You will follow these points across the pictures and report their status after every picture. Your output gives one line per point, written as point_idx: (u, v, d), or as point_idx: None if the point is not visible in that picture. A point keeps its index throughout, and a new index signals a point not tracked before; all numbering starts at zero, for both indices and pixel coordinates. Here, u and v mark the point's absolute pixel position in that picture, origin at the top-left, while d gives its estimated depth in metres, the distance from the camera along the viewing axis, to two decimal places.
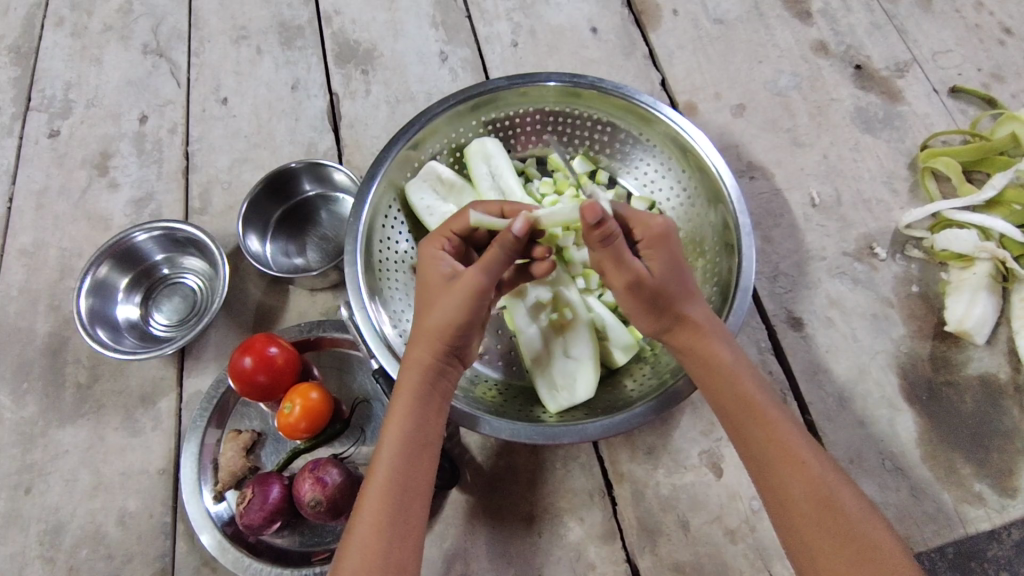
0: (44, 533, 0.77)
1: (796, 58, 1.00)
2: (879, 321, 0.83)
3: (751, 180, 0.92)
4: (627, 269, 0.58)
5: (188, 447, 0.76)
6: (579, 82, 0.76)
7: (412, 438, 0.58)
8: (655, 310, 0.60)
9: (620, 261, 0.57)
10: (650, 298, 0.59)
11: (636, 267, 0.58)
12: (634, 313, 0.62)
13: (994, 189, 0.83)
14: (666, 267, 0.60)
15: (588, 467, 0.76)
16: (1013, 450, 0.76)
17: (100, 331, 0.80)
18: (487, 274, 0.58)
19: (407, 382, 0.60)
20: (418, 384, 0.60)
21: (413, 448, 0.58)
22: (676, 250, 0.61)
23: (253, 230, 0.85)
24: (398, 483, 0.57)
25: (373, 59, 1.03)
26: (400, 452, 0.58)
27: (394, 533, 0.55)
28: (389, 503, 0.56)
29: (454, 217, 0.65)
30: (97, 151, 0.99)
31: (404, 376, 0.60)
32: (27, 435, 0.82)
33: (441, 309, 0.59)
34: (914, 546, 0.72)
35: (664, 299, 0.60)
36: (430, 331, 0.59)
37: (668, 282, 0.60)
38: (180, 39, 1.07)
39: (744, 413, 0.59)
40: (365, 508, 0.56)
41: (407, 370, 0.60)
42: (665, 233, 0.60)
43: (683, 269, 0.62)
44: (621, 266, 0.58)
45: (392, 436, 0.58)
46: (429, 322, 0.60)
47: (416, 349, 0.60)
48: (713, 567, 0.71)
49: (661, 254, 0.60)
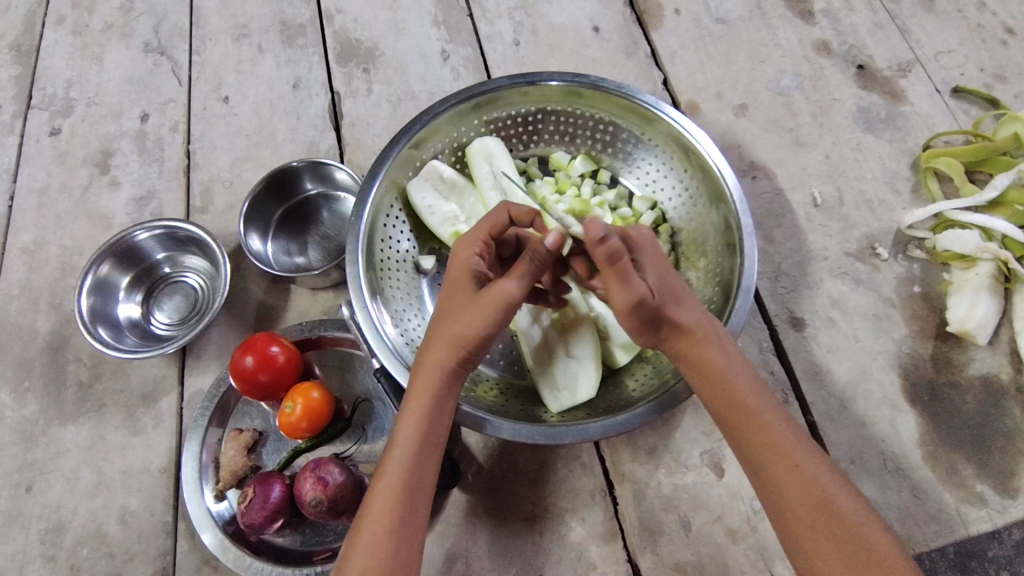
0: (44, 532, 0.77)
1: (799, 58, 1.00)
2: (881, 321, 0.83)
3: (753, 179, 0.92)
4: (631, 289, 0.56)
5: (189, 446, 0.76)
6: (580, 82, 0.76)
7: (425, 439, 0.58)
8: (652, 326, 0.59)
9: (625, 281, 0.56)
10: (648, 316, 0.58)
11: (640, 287, 0.56)
12: (633, 329, 0.60)
13: (997, 189, 0.83)
14: (660, 283, 0.59)
15: (589, 467, 0.76)
16: (1014, 451, 0.75)
17: (100, 329, 0.80)
18: (520, 287, 0.59)
19: (422, 385, 0.59)
20: (435, 387, 0.59)
21: (425, 450, 0.58)
22: (659, 262, 0.61)
23: (254, 229, 0.85)
24: (407, 483, 0.57)
25: (375, 58, 1.03)
26: (412, 453, 0.57)
27: (403, 533, 0.55)
28: (398, 503, 0.56)
29: (490, 215, 0.66)
30: (98, 150, 0.99)
31: (419, 377, 0.60)
32: (28, 433, 0.82)
33: (469, 316, 0.59)
34: (914, 547, 0.72)
35: (659, 316, 0.58)
36: (453, 336, 0.59)
37: (664, 297, 0.59)
38: (181, 38, 1.07)
39: (738, 417, 0.59)
40: (375, 507, 0.56)
41: (424, 371, 0.60)
42: (648, 242, 0.61)
43: (671, 276, 0.61)
44: (624, 286, 0.56)
45: (406, 436, 0.58)
46: (454, 327, 0.60)
47: (436, 352, 0.60)
48: (714, 568, 0.71)
49: (653, 269, 0.60)
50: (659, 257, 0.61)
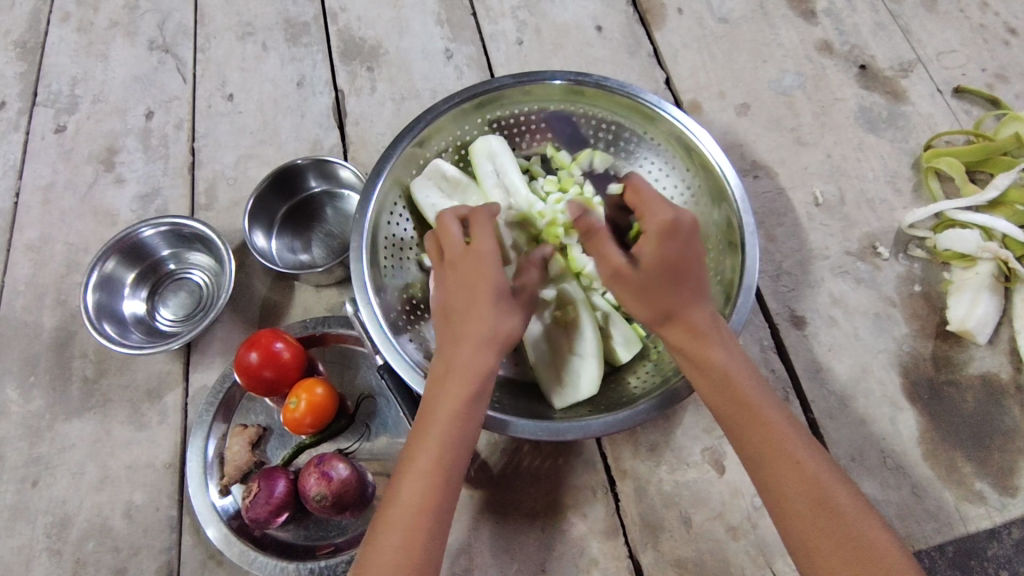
0: (51, 526, 0.78)
1: (801, 58, 1.01)
2: (881, 320, 0.83)
3: (754, 179, 0.92)
4: (613, 257, 0.62)
5: (194, 441, 0.77)
6: (583, 81, 0.76)
7: (462, 437, 0.59)
8: (646, 299, 0.61)
9: (608, 249, 0.63)
10: (637, 285, 0.61)
11: (616, 257, 0.62)
12: (629, 300, 0.63)
13: (997, 189, 0.84)
14: (665, 263, 0.59)
15: (591, 463, 0.77)
16: (1014, 449, 0.76)
17: (106, 325, 0.80)
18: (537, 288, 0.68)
19: (469, 382, 0.59)
20: (479, 386, 0.59)
21: (461, 450, 0.59)
22: (682, 246, 0.60)
23: (259, 226, 0.85)
24: (446, 484, 0.57)
25: (379, 56, 1.03)
26: (451, 451, 0.58)
27: (438, 528, 0.56)
28: (429, 490, 0.56)
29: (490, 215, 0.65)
30: (103, 147, 0.99)
31: (465, 373, 0.59)
32: (34, 428, 0.83)
33: (513, 315, 0.62)
34: (913, 544, 0.72)
35: (653, 292, 0.60)
36: (501, 333, 0.61)
37: (662, 277, 0.59)
38: (186, 36, 1.07)
39: (740, 415, 0.59)
40: (407, 500, 0.56)
41: (470, 369, 0.59)
42: (671, 230, 0.59)
43: (692, 264, 0.60)
44: (605, 255, 0.63)
45: (445, 433, 0.58)
46: (499, 326, 0.61)
47: (481, 350, 0.60)
48: (715, 564, 0.72)
49: (663, 252, 0.59)
50: (686, 233, 0.60)
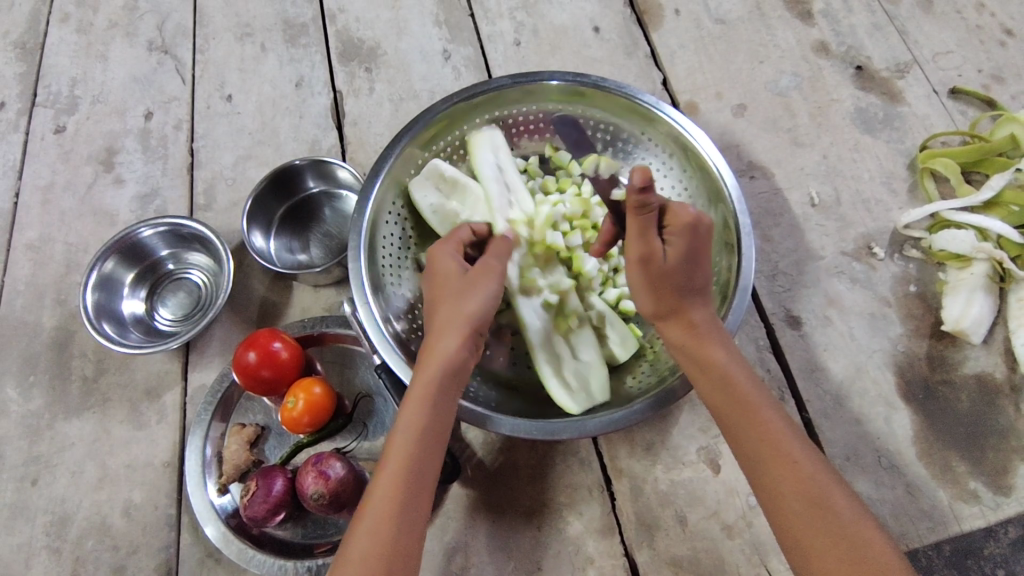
0: (50, 524, 0.78)
1: (797, 59, 1.01)
2: (877, 320, 0.83)
3: (751, 179, 0.92)
4: (646, 244, 0.59)
5: (192, 440, 0.77)
6: (581, 82, 0.77)
7: (431, 423, 0.59)
8: (658, 295, 0.62)
9: (645, 232, 0.59)
10: (654, 277, 0.61)
11: (655, 245, 0.59)
12: (638, 288, 0.63)
13: (992, 190, 0.84)
14: (685, 261, 0.60)
15: (587, 462, 0.77)
16: (1008, 448, 0.76)
17: (105, 325, 0.81)
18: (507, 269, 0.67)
19: (432, 367, 0.60)
20: (443, 372, 0.60)
21: (428, 436, 0.59)
22: (700, 245, 0.61)
23: (257, 227, 0.86)
24: (413, 475, 0.57)
25: (377, 57, 1.04)
26: (417, 437, 0.58)
27: (407, 518, 0.56)
28: (399, 479, 0.57)
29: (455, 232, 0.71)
30: (102, 147, 1.00)
31: (429, 360, 0.60)
32: (34, 427, 0.83)
33: (477, 294, 0.63)
34: (907, 543, 0.73)
35: (666, 287, 0.61)
36: (464, 313, 0.62)
37: (678, 276, 0.61)
38: (185, 37, 1.07)
39: (738, 415, 0.60)
40: (378, 489, 0.57)
41: (433, 354, 0.60)
42: (695, 226, 0.60)
43: (702, 264, 0.62)
44: (642, 238, 0.59)
45: (410, 420, 0.59)
46: (462, 306, 0.62)
47: (445, 334, 0.61)
48: (710, 563, 0.72)
49: (682, 248, 0.60)
50: (704, 233, 0.60)
